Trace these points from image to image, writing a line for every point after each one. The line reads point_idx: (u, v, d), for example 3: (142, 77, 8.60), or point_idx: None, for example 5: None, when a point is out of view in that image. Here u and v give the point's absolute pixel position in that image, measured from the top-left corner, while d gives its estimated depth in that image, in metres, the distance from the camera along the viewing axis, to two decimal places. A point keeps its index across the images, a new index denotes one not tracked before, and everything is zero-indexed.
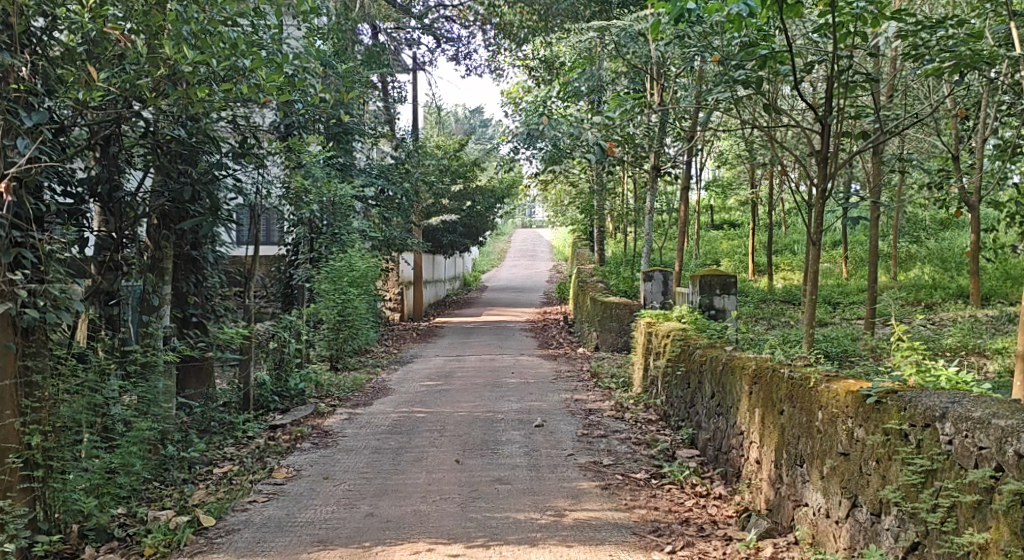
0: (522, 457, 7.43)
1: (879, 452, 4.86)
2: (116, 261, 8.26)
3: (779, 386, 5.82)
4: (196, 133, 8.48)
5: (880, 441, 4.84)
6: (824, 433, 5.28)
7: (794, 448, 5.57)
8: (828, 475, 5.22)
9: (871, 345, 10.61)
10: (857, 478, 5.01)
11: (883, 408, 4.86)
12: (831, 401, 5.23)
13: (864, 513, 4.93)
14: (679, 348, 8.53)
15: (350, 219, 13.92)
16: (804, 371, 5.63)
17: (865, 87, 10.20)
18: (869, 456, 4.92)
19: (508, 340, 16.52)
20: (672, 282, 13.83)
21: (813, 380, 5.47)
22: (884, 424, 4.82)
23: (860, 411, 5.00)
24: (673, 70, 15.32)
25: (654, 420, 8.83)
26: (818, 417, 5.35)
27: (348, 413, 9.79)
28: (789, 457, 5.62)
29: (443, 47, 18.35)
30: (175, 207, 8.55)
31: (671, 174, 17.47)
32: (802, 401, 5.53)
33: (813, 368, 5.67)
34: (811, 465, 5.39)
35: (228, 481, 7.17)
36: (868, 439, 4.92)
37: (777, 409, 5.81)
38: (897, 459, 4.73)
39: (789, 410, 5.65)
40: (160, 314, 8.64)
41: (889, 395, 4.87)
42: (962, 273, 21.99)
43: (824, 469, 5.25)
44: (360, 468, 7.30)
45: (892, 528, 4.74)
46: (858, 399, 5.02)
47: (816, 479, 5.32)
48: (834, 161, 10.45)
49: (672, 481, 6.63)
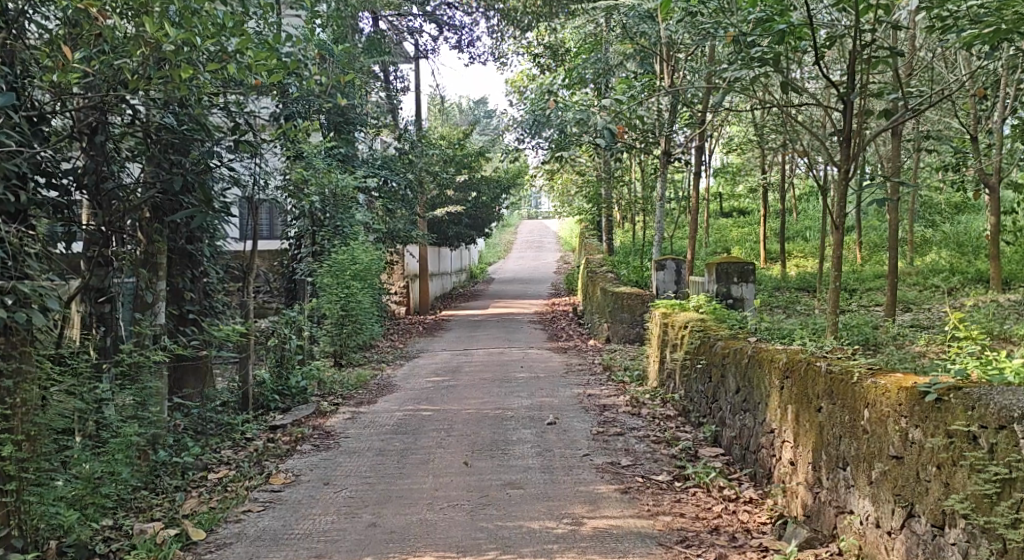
0: (534, 458, 6.98)
1: (940, 457, 4.41)
2: (106, 257, 7.85)
3: (815, 380, 5.35)
4: (186, 119, 8.03)
5: (942, 444, 4.39)
6: (871, 434, 4.82)
7: (836, 450, 5.11)
8: (877, 481, 4.77)
9: (895, 333, 10.18)
10: (913, 485, 4.55)
11: (944, 407, 4.40)
12: (880, 399, 4.77)
13: (922, 525, 4.48)
14: (699, 340, 8.06)
15: (354, 210, 13.48)
16: (844, 364, 5.17)
17: (888, 61, 9.79)
18: (928, 461, 4.47)
19: (518, 333, 16.08)
20: (685, 271, 13.44)
21: (856, 375, 5.00)
22: (948, 426, 4.37)
23: (916, 409, 4.54)
24: (684, 51, 14.87)
25: (673, 415, 8.36)
26: (864, 416, 4.88)
27: (352, 411, 9.36)
28: (829, 459, 5.17)
29: (446, 34, 17.84)
30: (167, 200, 8.10)
31: (682, 160, 17.00)
32: (843, 397, 5.06)
33: (853, 360, 5.20)
34: (856, 468, 4.93)
35: (222, 488, 6.73)
36: (927, 442, 4.46)
37: (813, 405, 5.35)
38: (963, 466, 4.29)
39: (829, 406, 5.19)
40: (155, 311, 8.22)
41: (951, 392, 4.40)
42: (980, 257, 21.51)
43: (873, 473, 4.79)
44: (363, 472, 6.86)
45: (960, 543, 4.30)
46: (914, 396, 4.56)
47: (863, 485, 4.87)
48: (857, 142, 10.02)
49: (697, 484, 6.16)
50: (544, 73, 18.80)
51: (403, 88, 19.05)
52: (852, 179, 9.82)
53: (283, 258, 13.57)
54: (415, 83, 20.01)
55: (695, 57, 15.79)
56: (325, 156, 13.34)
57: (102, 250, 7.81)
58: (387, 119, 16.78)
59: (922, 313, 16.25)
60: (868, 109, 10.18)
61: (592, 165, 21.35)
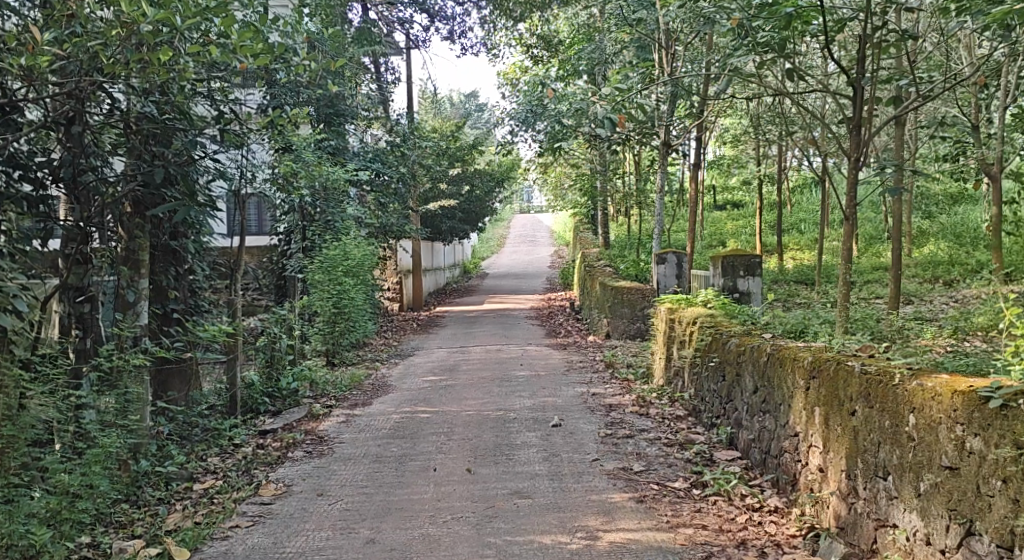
0: (541, 464, 6.59)
1: (1006, 470, 4.03)
2: (84, 255, 7.53)
3: (847, 382, 4.98)
4: (167, 109, 7.65)
5: (1010, 456, 4.01)
6: (919, 443, 4.45)
7: (875, 458, 4.74)
8: (927, 493, 4.40)
9: (904, 326, 9.85)
10: (971, 500, 4.18)
11: (1011, 414, 4.03)
12: (930, 404, 4.39)
13: (985, 545, 4.11)
14: (710, 336, 7.67)
15: (345, 204, 13.04)
16: (881, 364, 4.79)
17: (900, 45, 9.42)
18: (991, 473, 4.10)
19: (514, 329, 15.69)
20: (686, 265, 13.04)
21: (897, 376, 4.63)
22: (1017, 436, 3.99)
23: (975, 416, 4.17)
24: (683, 39, 14.47)
25: (682, 415, 7.98)
26: (909, 422, 4.51)
27: (346, 414, 8.94)
28: (865, 467, 4.80)
29: (437, 24, 17.39)
30: (150, 192, 7.71)
31: (680, 151, 16.61)
32: (882, 401, 4.69)
33: (891, 361, 4.83)
34: (901, 478, 4.55)
35: (209, 501, 6.31)
36: (991, 453, 4.09)
37: (846, 409, 4.97)
38: None
39: (865, 411, 4.81)
40: (137, 312, 7.78)
41: (1019, 398, 4.03)
42: (978, 248, 21.22)
43: (922, 485, 4.42)
44: (359, 482, 6.46)
45: None
46: (973, 401, 4.19)
47: (909, 497, 4.50)
48: (866, 129, 9.69)
49: (716, 492, 5.77)
50: (538, 64, 18.39)
51: (394, 80, 18.61)
52: (862, 167, 9.49)
53: (273, 253, 13.16)
54: (407, 75, 19.57)
55: (693, 45, 15.40)
56: (315, 149, 12.91)
57: (79, 247, 7.51)
58: (378, 111, 16.35)
59: (925, 305, 15.88)
60: (877, 95, 9.83)
61: (587, 156, 20.97)
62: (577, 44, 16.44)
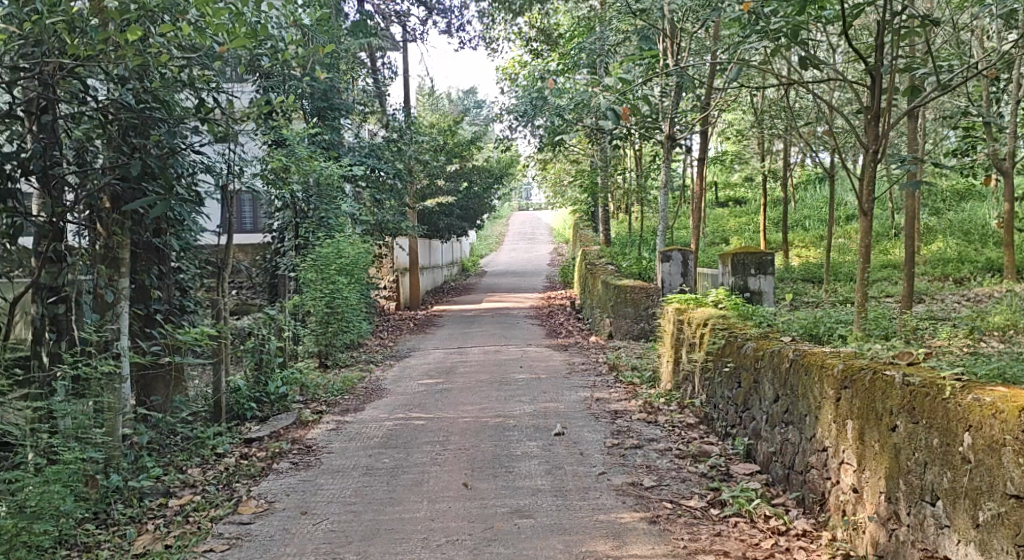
0: (543, 478, 6.12)
1: None
2: (59, 252, 7.09)
3: (887, 393, 4.54)
4: (146, 97, 7.14)
5: None
6: (977, 466, 4.05)
7: (922, 481, 4.32)
8: (987, 524, 4.00)
9: (922, 328, 9.40)
10: None
11: None
12: (991, 425, 4.00)
13: None
14: (723, 340, 7.18)
15: (339, 201, 12.55)
16: (928, 377, 4.38)
17: (921, 31, 8.94)
18: None
19: (515, 329, 15.18)
20: (692, 262, 12.53)
21: (948, 391, 4.22)
22: None
23: None
24: (689, 30, 13.97)
25: (693, 424, 7.51)
26: (964, 443, 4.11)
27: (337, 420, 8.45)
28: (909, 489, 4.38)
29: (434, 17, 16.90)
30: (128, 186, 7.22)
31: (685, 147, 16.11)
32: (931, 417, 4.27)
33: (937, 372, 4.42)
34: (955, 506, 4.15)
35: (184, 519, 5.84)
36: None
37: (885, 424, 4.53)
38: None
39: (909, 427, 4.39)
40: (117, 314, 7.27)
41: None
42: (987, 245, 20.77)
43: (982, 515, 4.02)
44: (347, 498, 5.98)
45: None
46: None
47: (965, 528, 4.10)
48: (884, 121, 9.20)
49: (736, 513, 5.30)
50: (538, 59, 17.89)
51: (391, 75, 18.12)
52: (880, 161, 9.01)
53: (265, 251, 12.68)
54: (404, 68, 19.08)
55: (699, 36, 14.89)
56: (308, 143, 12.42)
57: (53, 245, 7.04)
58: (375, 105, 15.86)
59: (935, 304, 15.44)
60: (895, 86, 9.36)
61: (587, 152, 20.50)
62: (577, 37, 15.96)
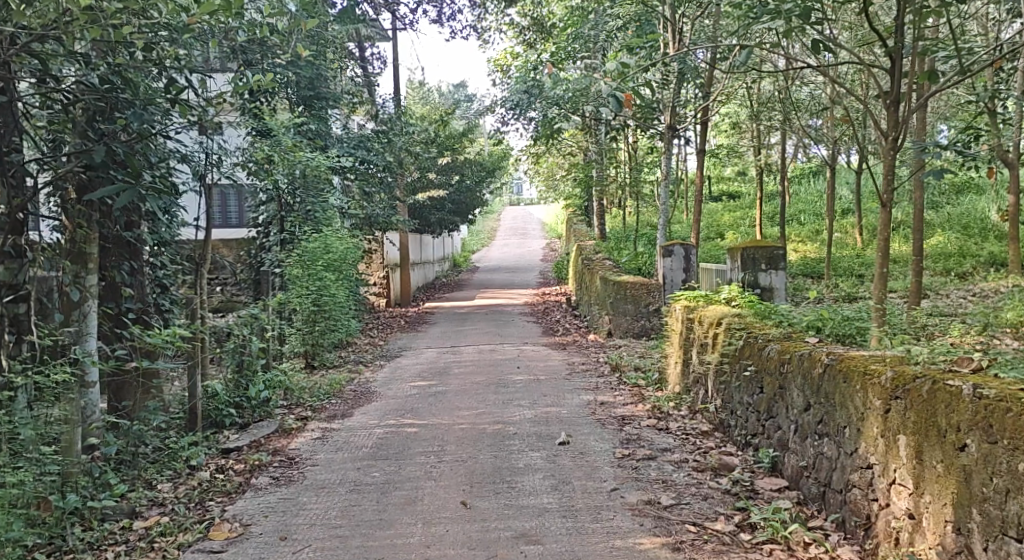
0: (549, 494, 5.58)
1: None
2: (19, 247, 6.42)
3: (957, 409, 4.10)
4: (111, 77, 6.55)
5: None
6: None
7: (1004, 512, 3.89)
8: None
9: (942, 327, 8.83)
10: None
11: None
12: None
13: None
14: (741, 341, 6.57)
15: (327, 193, 11.93)
16: (1009, 391, 3.94)
17: (946, 10, 8.31)
18: None
19: (509, 327, 14.60)
20: (695, 257, 11.91)
21: None
22: None
23: None
24: (690, 17, 13.38)
25: (708, 431, 6.96)
26: None
27: (323, 428, 7.86)
28: (984, 521, 3.96)
29: (425, 5, 16.29)
30: (92, 175, 6.59)
31: (686, 138, 15.52)
32: (1014, 436, 3.85)
33: (1016, 387, 3.99)
34: None
35: (149, 545, 5.27)
36: None
37: (955, 443, 4.09)
38: None
39: (987, 447, 3.96)
40: (86, 314, 6.60)
41: None
42: (988, 239, 20.23)
43: None
44: (332, 520, 5.41)
45: None
46: None
47: None
48: (905, 107, 8.58)
49: (770, 539, 4.82)
50: (531, 49, 17.28)
51: (380, 66, 17.54)
52: (900, 149, 8.39)
53: (251, 246, 12.08)
54: (395, 59, 18.46)
55: (701, 23, 14.30)
56: (293, 134, 11.81)
57: (13, 239, 6.38)
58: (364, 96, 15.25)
59: (941, 300, 14.90)
60: (917, 70, 8.74)
61: (581, 145, 19.90)
62: (572, 26, 15.36)
